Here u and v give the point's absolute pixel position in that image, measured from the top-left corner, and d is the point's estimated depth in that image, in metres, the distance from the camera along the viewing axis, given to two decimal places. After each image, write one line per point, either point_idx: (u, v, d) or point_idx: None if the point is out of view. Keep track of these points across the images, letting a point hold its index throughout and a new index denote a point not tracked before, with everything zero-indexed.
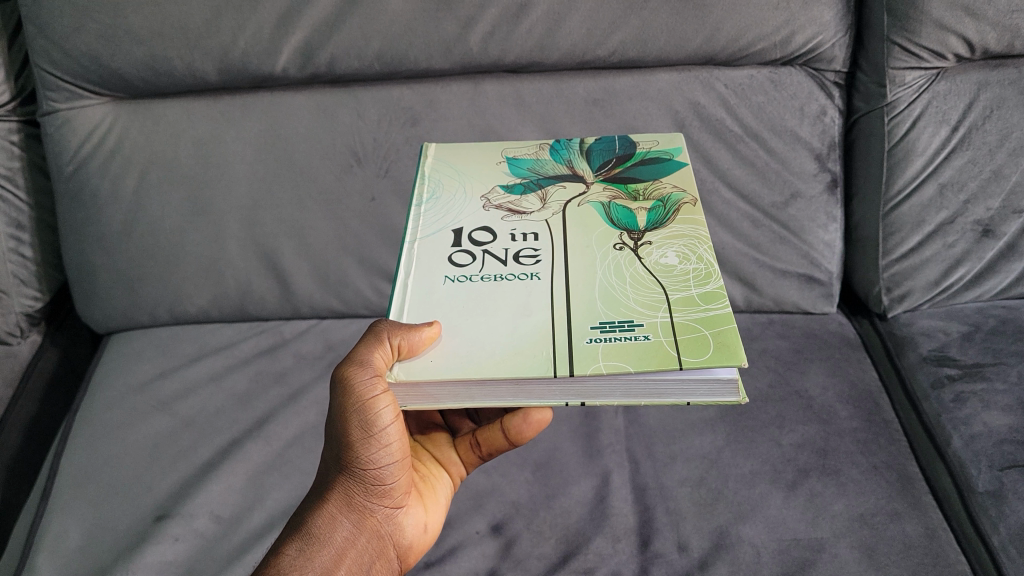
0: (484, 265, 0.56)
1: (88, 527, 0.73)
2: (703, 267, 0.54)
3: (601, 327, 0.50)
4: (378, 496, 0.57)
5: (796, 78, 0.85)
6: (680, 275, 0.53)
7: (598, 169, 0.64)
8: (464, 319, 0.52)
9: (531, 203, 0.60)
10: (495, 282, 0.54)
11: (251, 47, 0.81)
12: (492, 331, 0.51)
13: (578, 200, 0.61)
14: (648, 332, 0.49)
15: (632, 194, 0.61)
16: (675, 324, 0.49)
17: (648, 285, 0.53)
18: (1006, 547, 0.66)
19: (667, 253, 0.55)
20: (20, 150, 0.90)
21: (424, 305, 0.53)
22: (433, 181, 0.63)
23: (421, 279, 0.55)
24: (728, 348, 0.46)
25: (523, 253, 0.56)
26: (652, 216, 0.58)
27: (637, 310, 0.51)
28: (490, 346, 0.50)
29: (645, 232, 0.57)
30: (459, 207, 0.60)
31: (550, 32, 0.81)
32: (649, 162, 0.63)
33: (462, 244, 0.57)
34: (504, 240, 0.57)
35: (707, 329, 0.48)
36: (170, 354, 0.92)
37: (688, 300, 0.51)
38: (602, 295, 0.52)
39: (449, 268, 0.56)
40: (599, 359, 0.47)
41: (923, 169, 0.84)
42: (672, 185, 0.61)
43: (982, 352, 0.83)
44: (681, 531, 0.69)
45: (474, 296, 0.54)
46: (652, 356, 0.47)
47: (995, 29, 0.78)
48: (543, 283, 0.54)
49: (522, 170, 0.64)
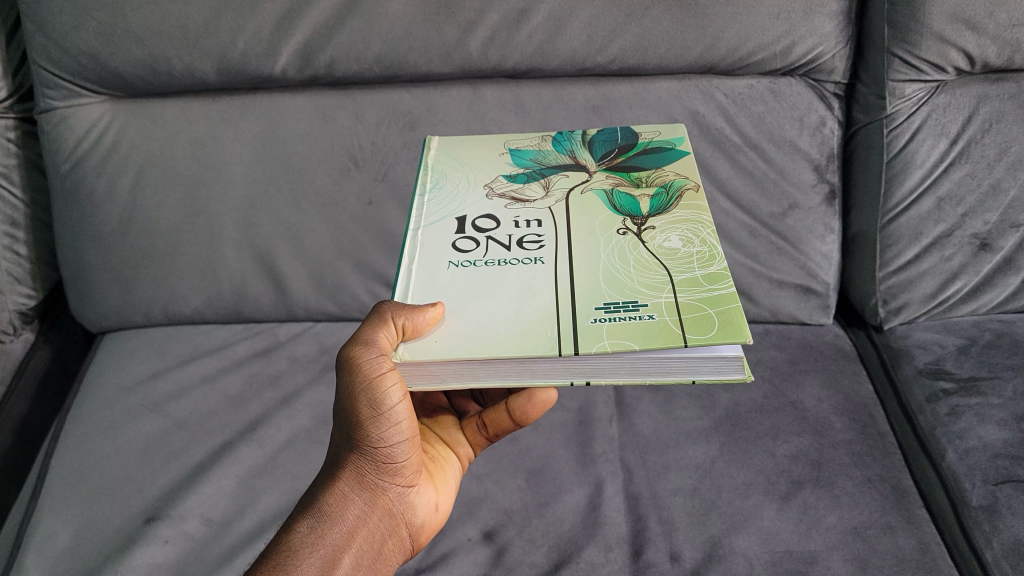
0: (488, 250, 0.56)
1: (78, 528, 0.72)
2: (707, 249, 0.53)
3: (605, 307, 0.50)
4: (390, 474, 0.56)
5: (795, 88, 0.85)
6: (684, 257, 0.53)
7: (601, 159, 0.64)
8: (469, 301, 0.52)
9: (534, 192, 0.60)
10: (500, 267, 0.54)
11: (250, 48, 0.81)
12: (497, 313, 0.51)
13: (581, 187, 0.60)
14: (652, 312, 0.49)
15: (635, 180, 0.61)
16: (679, 304, 0.49)
17: (652, 268, 0.52)
18: (999, 562, 0.65)
19: (671, 237, 0.55)
20: (17, 147, 0.90)
21: (428, 287, 0.53)
22: (436, 172, 0.63)
23: (425, 264, 0.55)
24: (733, 325, 0.46)
25: (526, 238, 0.56)
26: (655, 203, 0.58)
27: (641, 291, 0.50)
28: (495, 327, 0.49)
29: (648, 217, 0.57)
30: (462, 197, 0.60)
31: (550, 38, 0.81)
32: (651, 152, 0.63)
33: (465, 231, 0.57)
34: (508, 227, 0.57)
35: (712, 307, 0.48)
36: (164, 354, 0.91)
37: (692, 281, 0.51)
38: (606, 278, 0.52)
39: (453, 254, 0.56)
40: (604, 338, 0.47)
41: (922, 181, 0.84)
42: (675, 173, 0.61)
43: (977, 366, 0.82)
44: (674, 540, 0.69)
45: (479, 280, 0.53)
46: (658, 335, 0.47)
47: (995, 43, 0.78)
48: (547, 267, 0.54)
49: (525, 161, 0.64)
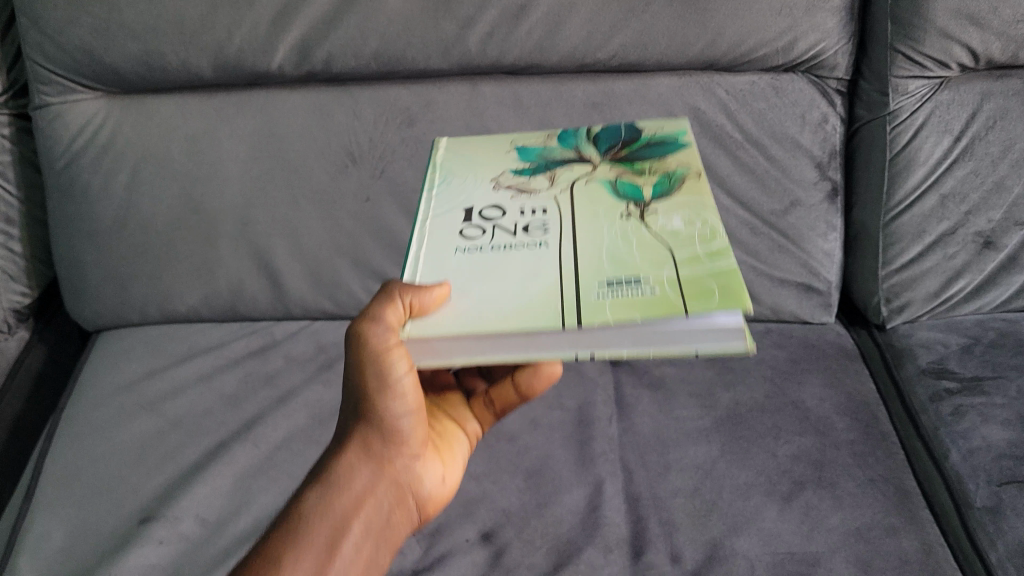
0: (494, 237, 0.55)
1: (72, 528, 0.72)
2: (709, 228, 0.52)
3: (609, 283, 0.49)
4: (397, 445, 0.57)
5: (797, 85, 0.83)
6: (687, 235, 0.52)
7: (605, 152, 0.63)
8: (474, 282, 0.51)
9: (540, 183, 0.59)
10: (505, 252, 0.53)
11: (247, 44, 0.80)
12: (501, 292, 0.50)
13: (586, 178, 0.60)
14: (655, 286, 0.47)
15: (638, 170, 0.60)
16: (681, 278, 0.48)
17: (654, 246, 0.51)
18: (1004, 564, 0.65)
19: (673, 218, 0.54)
20: (12, 143, 0.89)
21: (434, 273, 0.52)
22: (445, 169, 0.62)
23: (432, 253, 0.54)
24: (734, 295, 0.45)
25: (531, 225, 0.55)
26: (658, 189, 0.57)
27: (644, 267, 0.49)
28: (500, 305, 0.48)
29: (650, 202, 0.56)
30: (470, 190, 0.59)
31: (550, 34, 0.80)
32: (654, 146, 0.62)
33: (472, 220, 0.57)
34: (514, 215, 0.56)
35: (714, 281, 0.47)
36: (160, 352, 0.91)
37: (695, 256, 0.49)
38: (609, 257, 0.51)
39: (460, 241, 0.55)
40: (607, 311, 0.46)
41: (925, 179, 0.83)
42: (678, 163, 0.60)
43: (981, 365, 0.82)
44: (675, 542, 0.68)
45: (485, 264, 0.52)
46: (659, 306, 0.46)
47: (1000, 39, 0.77)
48: (552, 251, 0.53)
49: (531, 156, 0.63)
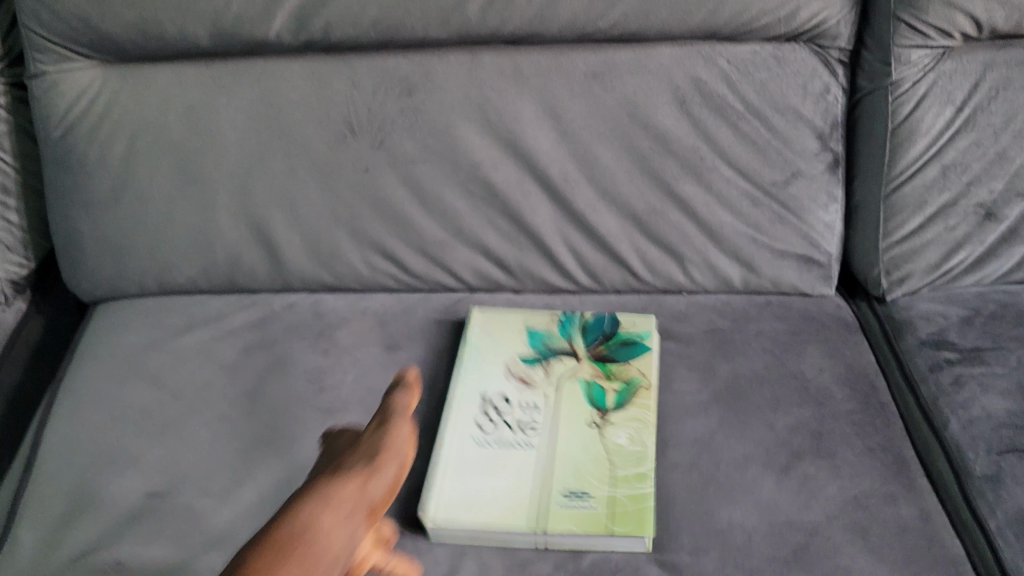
0: (499, 430, 0.74)
1: (70, 499, 0.72)
2: (643, 449, 0.72)
3: (568, 493, 0.69)
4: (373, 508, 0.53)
5: (799, 55, 0.83)
6: (628, 454, 0.71)
7: (589, 347, 0.82)
8: (477, 480, 0.70)
9: (539, 375, 0.80)
10: (505, 448, 0.73)
11: (244, 11, 0.80)
12: (494, 489, 0.69)
13: (570, 376, 0.79)
14: (595, 503, 0.67)
15: (608, 373, 0.79)
16: (613, 497, 0.68)
17: (605, 462, 0.71)
18: (1003, 531, 0.65)
19: (621, 434, 0.73)
20: (8, 113, 0.88)
21: (454, 466, 0.71)
22: (472, 348, 0.82)
23: (455, 438, 0.73)
24: (641, 521, 0.66)
25: (526, 424, 0.75)
26: (619, 398, 0.77)
27: (593, 482, 0.69)
28: (491, 509, 0.68)
29: (610, 412, 0.75)
30: (488, 378, 0.79)
31: (550, 2, 0.80)
32: (625, 345, 0.82)
33: (487, 408, 0.76)
34: (515, 410, 0.76)
35: (634, 503, 0.67)
36: (157, 324, 0.90)
37: (628, 477, 0.69)
38: (573, 464, 0.71)
39: (475, 429, 0.74)
40: (561, 523, 0.66)
41: (926, 150, 0.83)
42: (638, 370, 0.79)
43: (981, 336, 0.82)
44: (673, 513, 0.68)
45: (489, 458, 0.72)
46: (592, 525, 0.66)
47: (1003, 7, 0.77)
48: (536, 452, 0.72)
49: (537, 342, 0.83)
